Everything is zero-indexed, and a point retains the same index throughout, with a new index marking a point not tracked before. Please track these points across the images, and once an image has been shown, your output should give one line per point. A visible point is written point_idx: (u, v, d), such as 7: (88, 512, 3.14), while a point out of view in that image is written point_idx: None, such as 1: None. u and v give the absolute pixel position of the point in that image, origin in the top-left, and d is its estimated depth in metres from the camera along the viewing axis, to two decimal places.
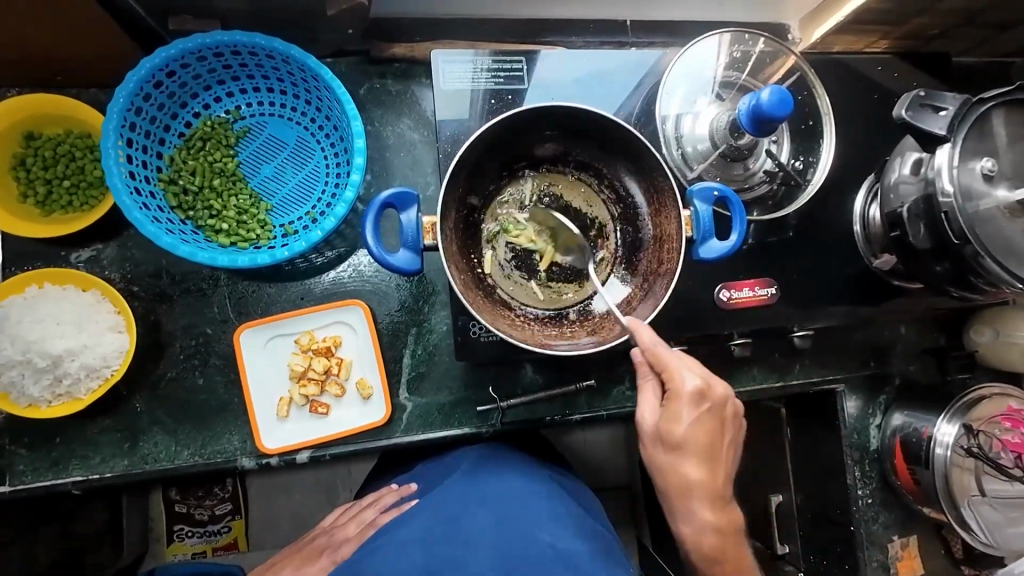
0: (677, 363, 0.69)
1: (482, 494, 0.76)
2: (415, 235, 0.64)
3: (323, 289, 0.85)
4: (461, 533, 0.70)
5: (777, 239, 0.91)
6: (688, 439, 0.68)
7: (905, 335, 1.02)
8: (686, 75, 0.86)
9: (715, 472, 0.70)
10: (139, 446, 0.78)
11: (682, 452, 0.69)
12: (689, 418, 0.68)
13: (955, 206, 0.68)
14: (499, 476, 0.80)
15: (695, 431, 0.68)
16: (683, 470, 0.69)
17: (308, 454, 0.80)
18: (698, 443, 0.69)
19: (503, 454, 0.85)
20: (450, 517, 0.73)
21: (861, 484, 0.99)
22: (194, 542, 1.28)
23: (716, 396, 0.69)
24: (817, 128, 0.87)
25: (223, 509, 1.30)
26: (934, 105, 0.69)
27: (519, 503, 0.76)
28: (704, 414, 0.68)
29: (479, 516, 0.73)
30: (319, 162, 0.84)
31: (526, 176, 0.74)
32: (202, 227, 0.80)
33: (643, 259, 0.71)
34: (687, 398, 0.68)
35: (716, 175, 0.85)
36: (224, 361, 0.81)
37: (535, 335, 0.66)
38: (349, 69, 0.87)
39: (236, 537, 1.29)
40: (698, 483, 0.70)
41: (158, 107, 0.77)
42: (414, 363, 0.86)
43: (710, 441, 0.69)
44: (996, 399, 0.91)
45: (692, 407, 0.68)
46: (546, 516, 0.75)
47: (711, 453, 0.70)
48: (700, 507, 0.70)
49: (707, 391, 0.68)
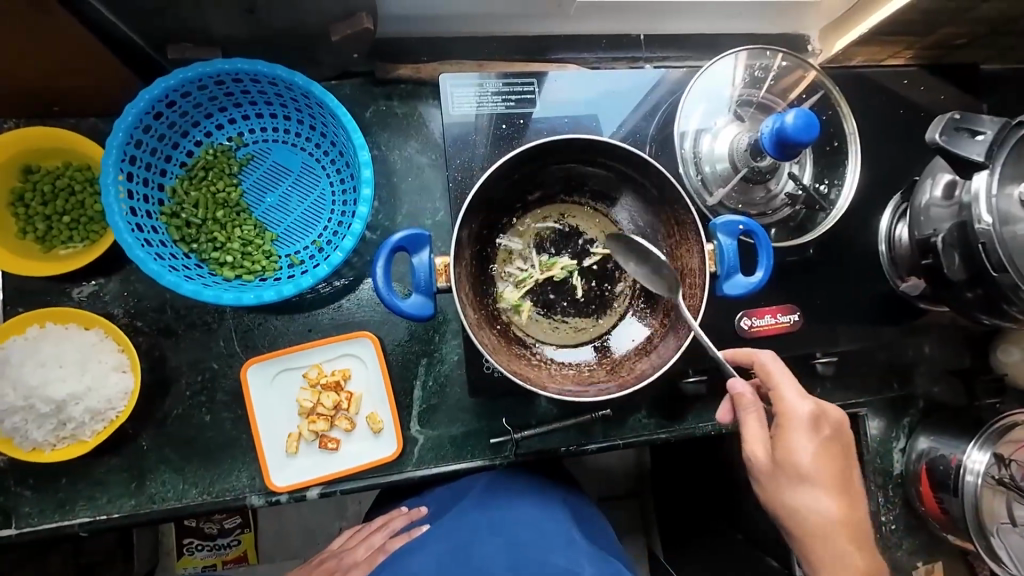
0: (790, 391, 0.69)
1: (494, 521, 0.79)
2: (427, 278, 0.61)
3: (330, 321, 0.82)
4: (471, 558, 0.74)
5: (796, 260, 0.88)
6: (813, 472, 0.66)
7: (929, 355, 0.99)
8: (702, 93, 0.82)
9: (849, 507, 0.67)
10: (145, 486, 0.76)
11: (807, 483, 0.66)
12: (807, 445, 0.66)
13: (993, 235, 0.64)
14: (510, 504, 0.82)
15: (830, 469, 0.66)
16: (810, 507, 0.66)
17: (318, 491, 0.78)
18: (825, 476, 0.66)
19: (519, 476, 0.87)
20: (463, 543, 0.76)
21: (884, 510, 0.97)
22: (204, 555, 1.27)
23: (831, 422, 0.68)
24: (842, 149, 0.84)
25: (232, 523, 1.30)
26: (970, 128, 0.65)
27: (532, 530, 0.79)
28: (824, 441, 0.67)
29: (491, 543, 0.76)
30: (325, 190, 0.81)
31: (521, 216, 0.70)
32: (207, 260, 0.77)
33: (663, 292, 0.68)
34: (802, 425, 0.67)
35: (737, 199, 0.82)
36: (231, 396, 0.79)
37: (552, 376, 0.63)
38: (354, 92, 0.85)
39: (245, 550, 1.29)
40: (828, 524, 0.66)
41: (158, 138, 0.74)
42: (425, 395, 0.84)
43: (837, 471, 0.67)
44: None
45: (808, 435, 0.67)
46: (559, 542, 0.77)
47: (842, 486, 0.67)
48: (851, 547, 0.66)
49: (822, 415, 0.68)
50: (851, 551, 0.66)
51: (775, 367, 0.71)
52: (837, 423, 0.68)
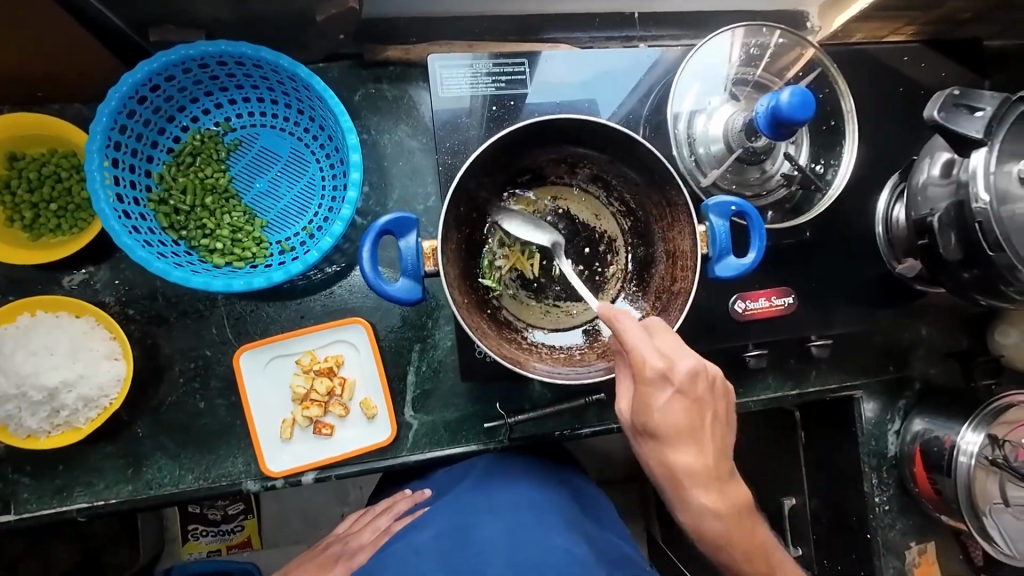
0: (641, 345, 0.57)
1: (493, 502, 0.76)
2: (415, 263, 0.57)
3: (322, 307, 0.82)
4: (472, 539, 0.70)
5: (792, 242, 0.87)
6: (667, 429, 0.59)
7: (926, 337, 0.99)
8: (698, 71, 0.81)
9: (704, 455, 0.61)
10: (142, 472, 0.77)
11: (662, 442, 0.60)
12: (661, 400, 0.58)
13: (990, 215, 0.63)
14: (510, 487, 0.79)
15: (680, 422, 0.59)
16: (674, 462, 0.61)
17: (314, 476, 0.79)
18: (679, 428, 0.59)
19: (519, 462, 0.84)
20: (464, 525, 0.73)
21: (878, 491, 0.98)
22: (209, 541, 1.29)
23: (680, 378, 0.58)
24: (839, 128, 0.82)
25: (234, 509, 1.30)
26: (969, 105, 0.64)
27: (530, 512, 0.75)
28: (675, 394, 0.58)
29: (490, 526, 0.72)
30: (315, 175, 0.80)
31: (511, 201, 0.69)
32: (196, 247, 0.77)
33: (655, 275, 0.68)
34: (653, 384, 0.58)
35: (730, 180, 0.81)
36: (225, 383, 0.79)
37: (543, 359, 0.63)
38: (342, 75, 0.83)
39: (249, 535, 1.31)
40: (699, 474, 0.61)
41: (143, 123, 0.73)
42: (418, 380, 0.84)
43: (692, 422, 0.60)
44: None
45: (663, 390, 0.58)
46: (559, 524, 0.74)
47: (694, 435, 0.60)
48: (695, 492, 0.62)
49: (672, 372, 0.58)
50: (699, 496, 0.62)
51: (628, 325, 0.58)
52: (691, 371, 0.58)
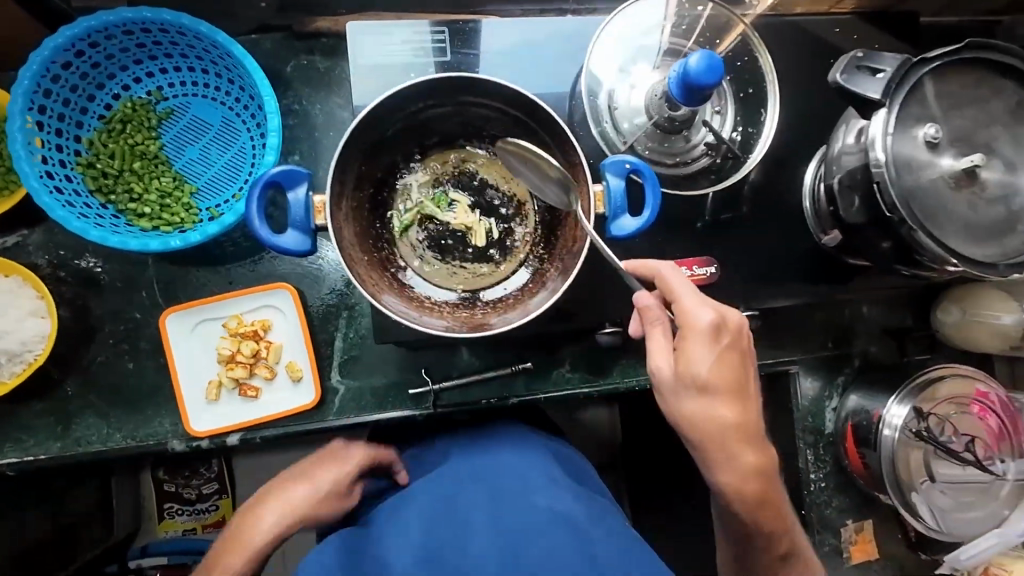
0: (690, 300, 0.68)
1: (475, 470, 0.74)
2: (304, 215, 0.58)
3: (250, 273, 0.84)
4: (458, 509, 0.67)
5: (730, 216, 0.89)
6: (712, 380, 0.66)
7: (867, 314, 0.99)
8: (625, 40, 0.81)
9: (744, 412, 0.68)
10: (71, 430, 0.79)
11: (710, 395, 0.66)
12: (710, 352, 0.66)
13: (886, 176, 0.63)
14: (490, 455, 0.77)
15: (727, 374, 0.66)
16: (720, 418, 0.66)
17: (238, 437, 0.81)
18: (726, 381, 0.66)
19: (497, 433, 0.83)
20: (446, 499, 0.69)
21: (814, 468, 0.97)
22: (184, 520, 1.32)
23: (731, 330, 0.68)
24: (761, 95, 0.81)
25: (209, 488, 1.34)
26: (871, 66, 0.64)
27: (513, 474, 0.73)
28: (722, 346, 0.66)
29: (472, 493, 0.69)
30: (245, 143, 0.82)
31: (418, 164, 0.69)
32: (124, 211, 0.79)
33: (560, 238, 0.68)
34: (704, 334, 0.66)
35: (654, 149, 0.81)
36: (153, 345, 0.81)
37: (440, 317, 0.64)
38: (273, 46, 0.85)
39: (223, 515, 1.31)
40: (735, 426, 0.67)
41: (70, 88, 0.75)
42: (345, 347, 0.85)
43: (735, 376, 0.67)
44: (964, 376, 0.88)
45: (710, 341, 0.66)
46: (543, 483, 0.71)
47: (738, 392, 0.67)
48: (740, 449, 0.67)
49: (723, 322, 0.67)
50: (743, 453, 0.68)
51: (676, 278, 0.70)
52: (738, 325, 0.68)
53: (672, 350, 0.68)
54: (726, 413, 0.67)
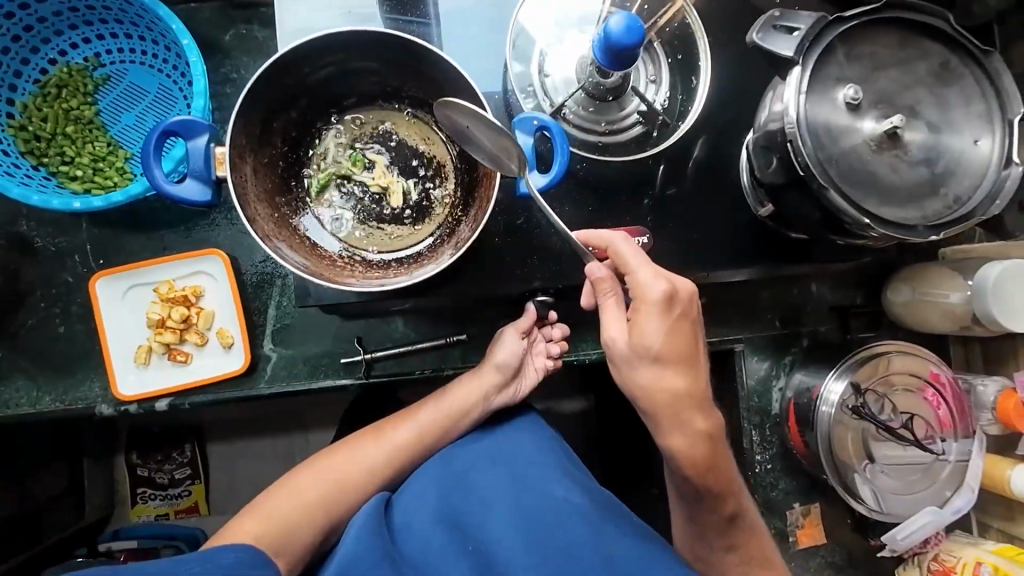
0: (644, 272, 0.68)
1: (494, 456, 0.79)
2: (204, 165, 0.58)
3: (183, 239, 0.84)
4: (475, 489, 0.75)
5: (675, 191, 0.87)
6: (663, 349, 0.66)
7: (816, 293, 0.97)
8: (558, 10, 0.81)
9: (694, 379, 0.68)
10: (1, 392, 0.80)
11: (660, 365, 0.67)
12: (660, 324, 0.66)
13: (800, 135, 0.61)
14: (506, 437, 0.83)
15: (679, 342, 0.67)
16: (670, 387, 0.67)
17: (167, 402, 0.81)
18: (676, 350, 0.67)
19: (516, 419, 0.86)
20: (462, 478, 0.76)
21: (760, 449, 0.96)
22: (157, 504, 1.38)
23: (682, 301, 0.68)
24: (691, 62, 0.81)
25: (182, 474, 1.39)
26: (787, 26, 0.63)
27: (530, 461, 0.78)
28: (673, 317, 0.67)
29: (490, 477, 0.76)
30: (180, 109, 0.82)
31: (335, 125, 0.69)
32: (56, 173, 0.79)
33: (477, 198, 0.67)
34: (657, 305, 0.66)
35: (586, 118, 0.81)
36: (84, 309, 0.81)
37: (348, 275, 0.64)
38: (213, 15, 0.86)
39: (196, 500, 1.38)
40: (686, 393, 0.67)
41: (2, 51, 0.76)
42: (279, 315, 0.85)
43: (685, 346, 0.67)
44: (914, 355, 0.85)
45: (660, 312, 0.66)
46: (558, 471, 0.77)
47: (688, 361, 0.67)
48: (692, 414, 0.68)
49: (675, 295, 0.67)
50: (695, 419, 0.68)
51: (629, 251, 0.69)
52: (688, 296, 0.68)
53: (626, 321, 0.68)
54: (676, 380, 0.67)
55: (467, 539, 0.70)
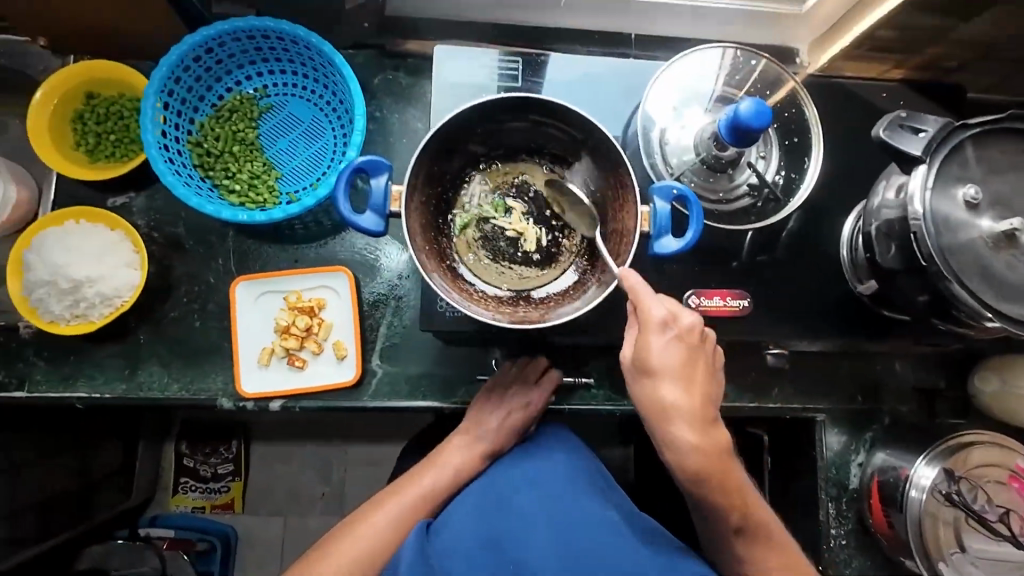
0: (645, 293, 0.66)
1: (530, 478, 0.80)
2: (382, 200, 0.65)
3: (314, 255, 0.92)
4: (513, 508, 0.75)
5: (765, 258, 0.91)
6: (661, 363, 0.64)
7: (898, 372, 0.98)
8: (682, 85, 0.88)
9: (692, 396, 0.64)
10: (136, 374, 0.87)
11: (656, 379, 0.65)
12: (659, 340, 0.65)
13: (924, 229, 0.66)
14: (543, 457, 0.84)
15: (676, 360, 0.64)
16: (663, 400, 0.64)
17: (281, 403, 0.87)
18: (673, 366, 0.64)
19: (549, 440, 0.88)
20: (500, 498, 0.77)
21: (835, 523, 0.95)
22: (195, 496, 1.41)
23: (682, 324, 0.66)
24: (804, 144, 0.87)
25: (224, 469, 1.43)
26: (913, 127, 0.68)
27: (567, 482, 0.79)
28: (672, 336, 0.65)
29: (529, 496, 0.77)
30: (329, 140, 0.92)
31: (482, 171, 0.76)
32: (218, 186, 0.89)
33: (604, 251, 0.74)
34: (654, 324, 0.64)
35: (698, 185, 0.86)
36: (220, 308, 0.89)
37: (486, 309, 0.70)
38: (366, 61, 0.95)
39: (233, 497, 1.42)
40: (683, 408, 0.64)
41: (194, 78, 0.88)
42: (389, 333, 0.91)
43: (684, 365, 0.64)
44: (1007, 449, 0.86)
45: (659, 329, 0.65)
46: (593, 494, 0.78)
47: (683, 377, 0.64)
48: (682, 429, 0.64)
49: (672, 318, 0.65)
50: (690, 437, 0.64)
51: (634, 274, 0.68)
52: (691, 321, 0.66)
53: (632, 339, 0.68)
54: (671, 396, 0.64)
55: (505, 555, 0.70)
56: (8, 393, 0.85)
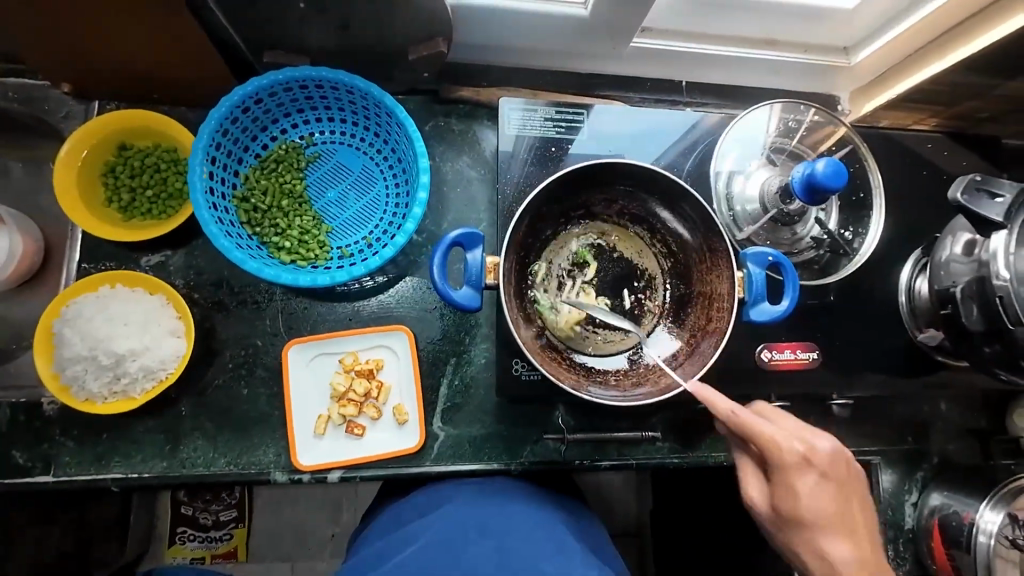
0: (767, 431, 0.68)
1: (482, 523, 0.75)
2: (478, 274, 0.69)
3: (369, 312, 0.87)
4: (462, 558, 0.69)
5: (817, 303, 0.91)
6: (818, 517, 0.68)
7: (945, 412, 0.99)
8: (740, 139, 0.90)
9: (856, 541, 0.69)
10: (178, 450, 0.80)
11: (811, 531, 0.68)
12: (808, 484, 0.67)
13: (1011, 291, 0.67)
14: (500, 504, 0.79)
15: (830, 507, 0.68)
16: (829, 553, 0.68)
17: (339, 475, 0.81)
18: (829, 511, 0.68)
19: (500, 489, 0.82)
20: (451, 541, 0.72)
21: (894, 564, 0.95)
22: (195, 547, 1.25)
23: (824, 459, 0.68)
24: (867, 201, 0.91)
25: (227, 516, 1.28)
26: (990, 191, 0.71)
27: (524, 538, 0.73)
28: (820, 477, 0.67)
29: (481, 547, 0.71)
30: (381, 191, 0.88)
31: (564, 232, 0.79)
32: (267, 243, 0.84)
33: (691, 313, 0.75)
34: (796, 469, 0.67)
35: (765, 237, 0.87)
36: (269, 373, 0.83)
37: (580, 379, 0.70)
38: (417, 107, 0.91)
39: (236, 545, 1.27)
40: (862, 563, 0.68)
41: (241, 130, 0.82)
42: (450, 393, 0.86)
43: (841, 508, 0.69)
44: None
45: (808, 474, 0.67)
46: (552, 552, 0.72)
47: (847, 523, 0.69)
48: None
49: (813, 456, 0.67)
50: None
51: (720, 401, 0.68)
52: (829, 454, 0.68)
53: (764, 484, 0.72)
54: (843, 554, 0.68)
55: None
56: (33, 478, 0.77)
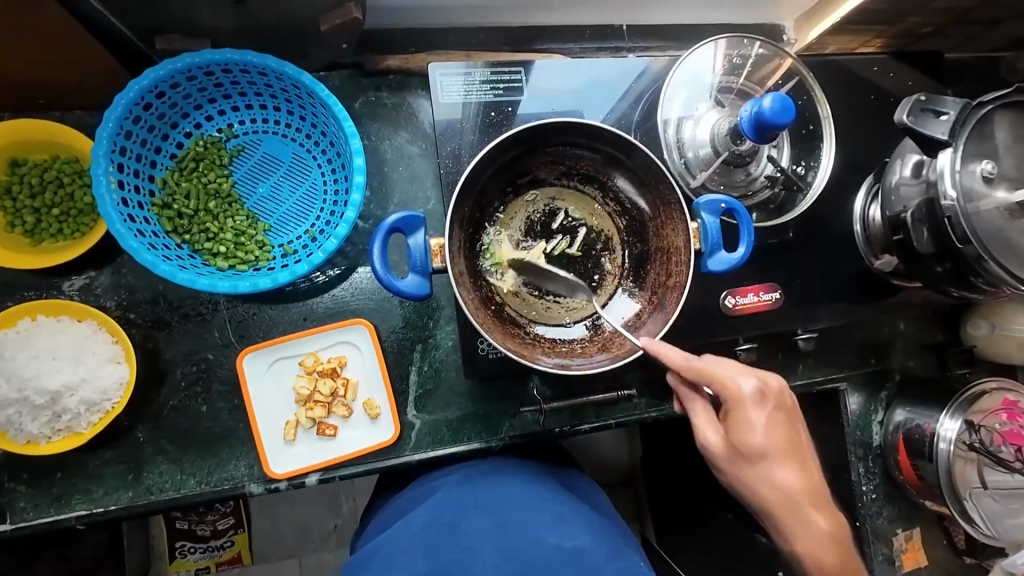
0: (724, 369, 0.69)
1: (480, 501, 0.73)
2: (423, 259, 0.67)
3: (324, 309, 0.83)
4: (462, 537, 0.68)
5: (777, 242, 0.91)
6: (767, 449, 0.67)
7: (904, 331, 1.01)
8: (686, 82, 0.86)
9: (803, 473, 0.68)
10: (142, 477, 0.76)
11: (766, 460, 0.68)
12: (759, 424, 0.67)
13: (958, 210, 0.68)
14: (493, 482, 0.77)
15: (779, 433, 0.68)
16: (778, 480, 0.67)
17: (317, 477, 0.79)
18: (780, 448, 0.67)
19: (494, 466, 0.81)
20: (452, 523, 0.70)
21: (865, 480, 0.98)
22: (196, 558, 1.24)
23: (772, 392, 0.69)
24: (817, 133, 0.89)
25: (224, 523, 1.24)
26: (935, 109, 0.69)
27: (521, 510, 0.72)
28: (773, 413, 0.67)
29: (478, 524, 0.70)
30: (317, 179, 0.82)
31: (512, 201, 0.76)
32: (199, 250, 0.78)
33: (650, 270, 0.74)
34: (751, 401, 0.67)
35: (719, 181, 0.86)
36: (226, 387, 0.79)
37: (546, 353, 0.69)
38: (343, 82, 0.84)
39: (239, 550, 1.25)
40: (774, 449, 0.67)
41: (148, 129, 0.75)
42: (420, 380, 0.84)
43: (792, 441, 0.68)
44: (1009, 389, 0.93)
45: (758, 408, 0.67)
46: (549, 521, 0.71)
47: (796, 453, 0.68)
48: (815, 511, 0.68)
49: (765, 388, 0.68)
50: (814, 514, 0.68)
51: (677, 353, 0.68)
52: (776, 387, 0.69)
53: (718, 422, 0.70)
54: (778, 460, 0.67)
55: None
56: None
